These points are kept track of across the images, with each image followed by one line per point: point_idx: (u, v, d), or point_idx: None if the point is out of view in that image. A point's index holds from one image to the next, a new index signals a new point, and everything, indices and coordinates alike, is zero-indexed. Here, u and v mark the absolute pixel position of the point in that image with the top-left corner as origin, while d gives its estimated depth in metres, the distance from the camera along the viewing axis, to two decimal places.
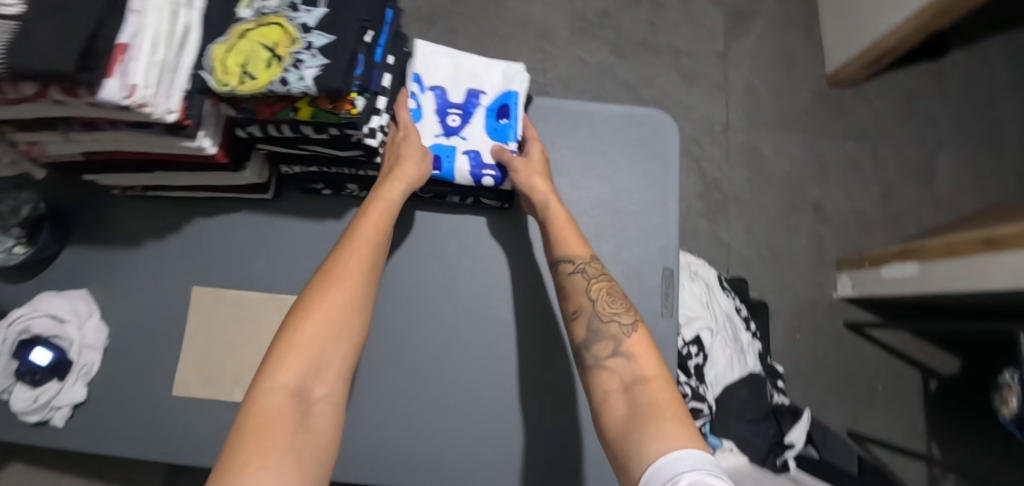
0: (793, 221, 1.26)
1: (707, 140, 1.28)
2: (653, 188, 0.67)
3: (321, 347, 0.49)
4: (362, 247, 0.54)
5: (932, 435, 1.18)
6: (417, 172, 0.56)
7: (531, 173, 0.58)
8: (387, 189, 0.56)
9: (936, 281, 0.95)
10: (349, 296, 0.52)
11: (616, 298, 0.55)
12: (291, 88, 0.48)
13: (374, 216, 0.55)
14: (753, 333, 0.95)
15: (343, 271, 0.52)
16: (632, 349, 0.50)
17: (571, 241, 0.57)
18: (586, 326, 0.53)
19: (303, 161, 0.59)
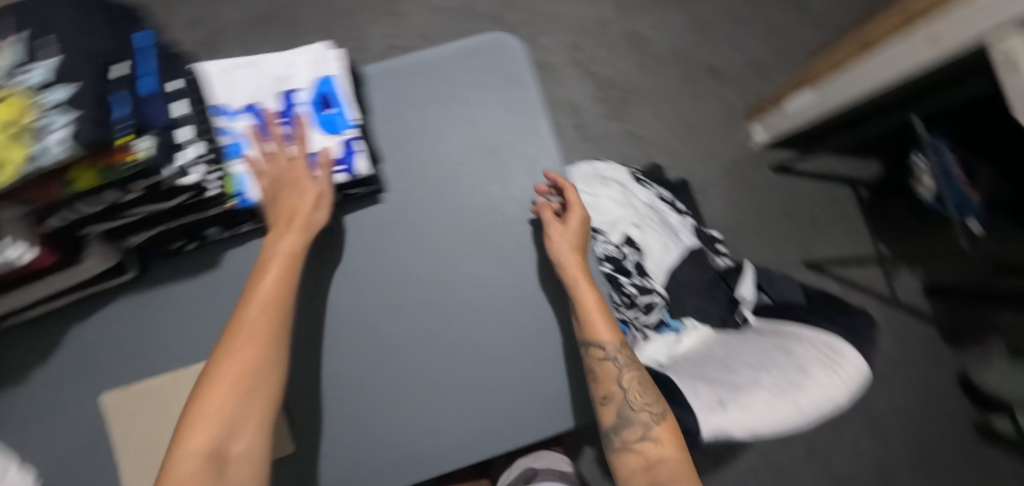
0: (695, 90, 1.29)
1: (588, 43, 1.27)
2: (517, 114, 0.59)
3: (230, 410, 0.42)
4: (263, 305, 0.45)
5: (876, 235, 1.29)
6: (316, 218, 0.49)
7: (563, 242, 0.55)
8: (280, 239, 0.47)
9: (833, 99, 1.03)
10: (254, 354, 0.44)
11: (646, 385, 0.55)
12: (44, 163, 0.33)
13: (271, 273, 0.46)
14: (683, 212, 0.88)
15: (248, 331, 0.44)
16: (660, 433, 0.53)
17: (601, 326, 0.54)
18: (616, 413, 0.54)
19: (136, 228, 0.49)
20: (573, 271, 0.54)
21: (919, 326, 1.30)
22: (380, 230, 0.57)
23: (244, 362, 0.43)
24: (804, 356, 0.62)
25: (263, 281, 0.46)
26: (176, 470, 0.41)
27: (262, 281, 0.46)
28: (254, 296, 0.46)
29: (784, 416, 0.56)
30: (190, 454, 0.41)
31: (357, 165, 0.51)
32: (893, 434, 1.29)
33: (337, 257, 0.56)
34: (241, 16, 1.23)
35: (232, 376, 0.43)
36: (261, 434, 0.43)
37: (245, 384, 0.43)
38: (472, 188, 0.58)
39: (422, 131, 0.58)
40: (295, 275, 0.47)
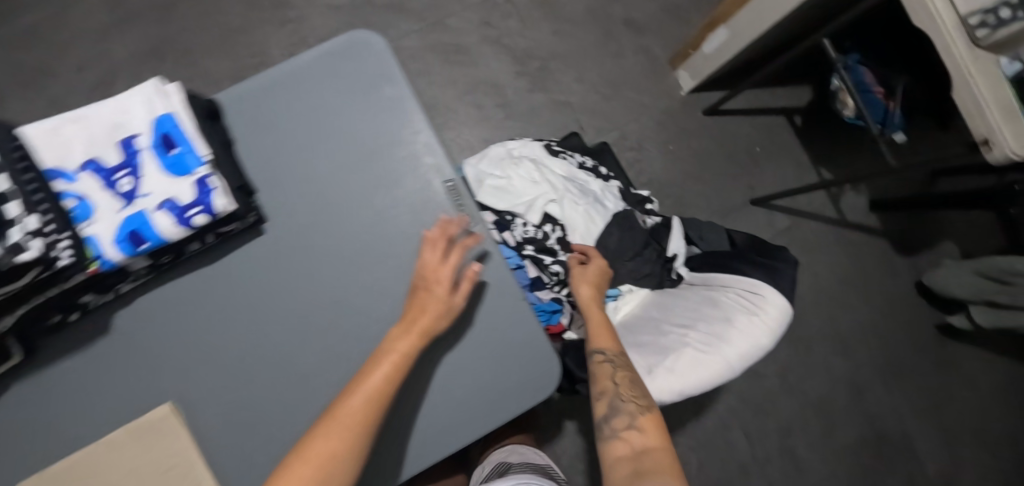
0: (614, 47, 1.25)
1: (497, 16, 1.22)
2: (389, 114, 0.57)
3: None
4: (368, 395, 0.47)
5: (818, 162, 1.28)
6: (435, 326, 0.51)
7: (580, 282, 0.66)
8: (400, 339, 0.50)
9: (745, 34, 1.01)
10: (348, 439, 0.46)
11: (637, 382, 0.56)
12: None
13: (385, 367, 0.49)
14: (606, 177, 0.86)
15: (346, 416, 0.46)
16: (645, 424, 0.52)
17: (602, 336, 0.61)
18: (606, 405, 0.55)
19: None
20: (589, 301, 0.64)
21: (870, 241, 1.32)
22: (270, 262, 0.55)
23: (336, 443, 0.45)
24: (728, 305, 0.61)
25: (374, 373, 0.48)
26: None
27: (372, 371, 0.49)
28: (361, 386, 0.48)
29: (708, 373, 0.55)
30: None
31: (215, 204, 0.47)
32: (860, 348, 1.33)
33: (235, 294, 0.55)
34: (129, 52, 1.16)
35: (323, 456, 0.45)
36: None
37: (328, 468, 0.44)
38: (355, 201, 0.56)
39: (292, 151, 0.55)
40: (400, 377, 0.49)
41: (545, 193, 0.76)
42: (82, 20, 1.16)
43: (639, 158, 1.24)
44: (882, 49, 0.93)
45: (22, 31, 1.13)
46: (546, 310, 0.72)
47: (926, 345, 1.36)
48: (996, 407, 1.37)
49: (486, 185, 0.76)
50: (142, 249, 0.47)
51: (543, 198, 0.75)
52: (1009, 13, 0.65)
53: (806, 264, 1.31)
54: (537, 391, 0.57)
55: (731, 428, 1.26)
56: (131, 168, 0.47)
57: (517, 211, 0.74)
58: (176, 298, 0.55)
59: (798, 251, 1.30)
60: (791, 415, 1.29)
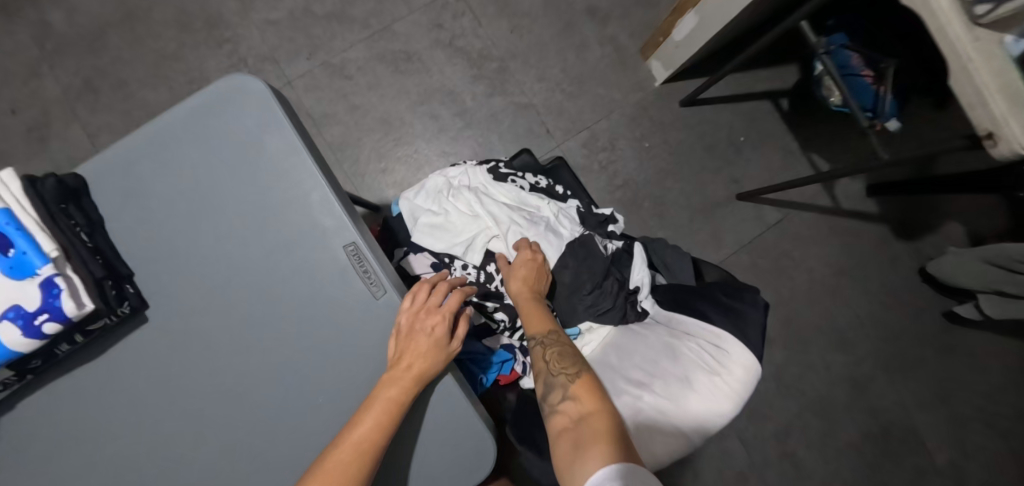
0: (578, 39, 1.15)
1: (448, 17, 1.13)
2: (276, 173, 0.49)
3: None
4: (357, 447, 0.42)
5: (808, 148, 1.18)
6: (427, 370, 0.46)
7: (509, 277, 0.63)
8: (391, 384, 0.45)
9: (716, 19, 0.91)
10: None
11: (570, 355, 0.53)
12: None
13: (372, 417, 0.44)
14: (563, 198, 0.78)
15: (334, 470, 0.41)
16: (578, 391, 0.49)
17: (532, 320, 0.58)
18: (542, 385, 0.52)
19: None
20: (520, 292, 0.61)
21: (867, 229, 1.24)
22: (149, 355, 0.48)
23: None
24: (685, 361, 0.53)
25: (364, 424, 0.43)
26: None
27: (363, 414, 0.44)
28: (350, 439, 0.43)
29: (664, 447, 0.49)
30: None
31: (65, 308, 0.41)
32: (860, 343, 1.25)
33: (116, 392, 0.48)
34: (61, 89, 1.08)
35: None
36: None
37: None
38: (243, 276, 0.49)
39: (168, 223, 0.49)
40: (394, 423, 0.44)
41: (487, 228, 0.69)
42: (8, 58, 1.08)
43: (612, 159, 1.15)
44: (866, 27, 0.83)
45: None
46: (496, 360, 0.65)
47: (932, 334, 1.27)
48: (1010, 393, 1.28)
49: (420, 224, 0.69)
50: None
51: (485, 234, 0.68)
52: None
53: (799, 258, 1.22)
54: (473, 469, 0.51)
55: (727, 437, 1.20)
56: None
57: (456, 252, 0.67)
58: (48, 407, 0.47)
59: (790, 245, 1.22)
60: (791, 417, 1.23)
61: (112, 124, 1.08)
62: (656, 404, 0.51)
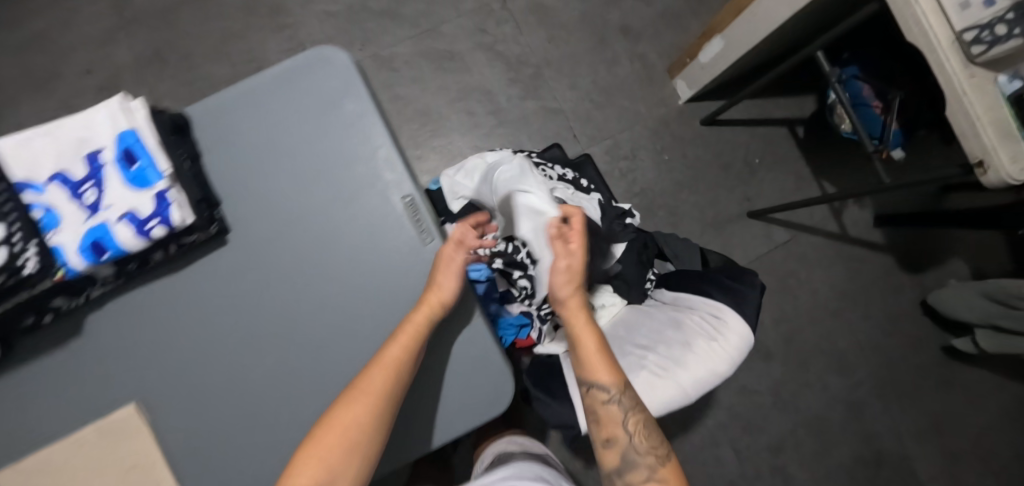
0: (609, 54, 1.24)
1: (491, 23, 1.22)
2: (352, 131, 0.58)
3: (339, 453, 0.49)
4: (393, 361, 0.51)
5: (819, 174, 1.25)
6: (444, 296, 0.53)
7: (563, 271, 0.57)
8: (418, 313, 0.52)
9: (741, 45, 0.99)
10: (378, 398, 0.50)
11: (651, 430, 0.54)
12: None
13: (404, 338, 0.52)
14: (587, 190, 0.85)
15: (374, 380, 0.51)
16: (666, 475, 0.53)
17: (600, 369, 0.55)
18: (620, 457, 0.54)
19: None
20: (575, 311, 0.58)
21: (872, 258, 1.29)
22: (222, 276, 0.57)
23: (357, 416, 0.50)
24: (688, 329, 0.60)
25: (392, 349, 0.52)
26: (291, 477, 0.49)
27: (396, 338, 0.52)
28: (386, 357, 0.51)
29: (664, 397, 0.55)
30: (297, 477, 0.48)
31: (173, 216, 0.49)
32: (858, 367, 1.29)
33: (198, 302, 0.57)
34: (133, 57, 1.19)
35: (359, 413, 0.50)
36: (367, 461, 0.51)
37: (361, 420, 0.50)
38: (310, 216, 0.57)
39: (252, 163, 0.57)
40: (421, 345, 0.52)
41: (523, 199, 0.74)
42: (88, 24, 1.19)
43: (631, 168, 1.23)
44: (880, 61, 0.90)
45: (32, 35, 1.18)
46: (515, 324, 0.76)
47: (929, 366, 1.31)
48: (1003, 433, 1.31)
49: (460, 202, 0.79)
50: (103, 259, 0.49)
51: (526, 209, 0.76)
52: (1005, 30, 0.63)
53: (804, 278, 1.27)
54: (491, 405, 0.57)
55: (720, 445, 1.23)
56: (96, 180, 0.49)
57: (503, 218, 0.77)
58: (137, 307, 0.57)
59: (796, 266, 1.27)
60: (784, 432, 1.26)
61: (176, 92, 1.19)
62: (662, 363, 0.58)
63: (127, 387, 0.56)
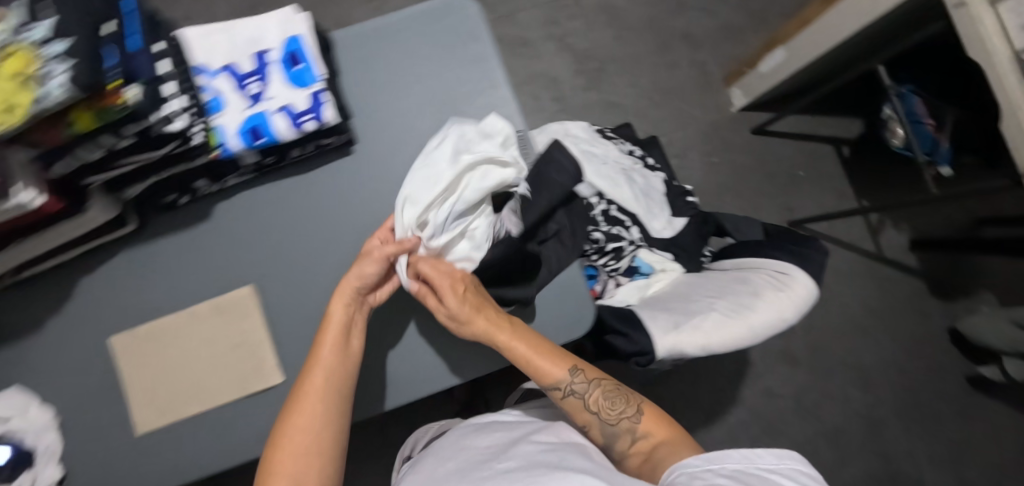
0: (671, 58, 1.31)
1: (563, 17, 1.30)
2: (474, 68, 0.65)
3: (323, 446, 0.55)
4: (329, 356, 0.55)
5: (860, 193, 1.30)
6: (356, 284, 0.57)
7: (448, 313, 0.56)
8: (335, 310, 0.56)
9: (804, 56, 1.06)
10: (328, 388, 0.55)
11: (614, 398, 0.63)
12: (47, 104, 0.39)
13: (331, 335, 0.56)
14: (651, 167, 0.92)
15: (315, 382, 0.55)
16: (647, 427, 0.61)
17: (549, 375, 0.60)
18: (601, 433, 0.62)
19: (145, 173, 0.54)
20: (501, 334, 0.57)
21: (904, 280, 1.32)
22: (343, 181, 0.63)
23: (312, 418, 0.54)
24: (758, 282, 0.65)
25: (323, 352, 0.55)
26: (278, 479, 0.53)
27: (320, 344, 0.56)
28: (319, 355, 0.55)
29: (737, 337, 0.60)
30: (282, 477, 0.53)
31: (325, 114, 0.55)
32: (883, 385, 1.30)
33: (318, 204, 0.63)
34: (231, 10, 1.28)
35: (317, 408, 0.54)
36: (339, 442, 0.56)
37: (320, 410, 0.55)
38: (429, 137, 0.64)
39: (385, 86, 0.64)
40: (347, 338, 0.57)
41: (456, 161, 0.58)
42: None
43: (680, 166, 1.29)
44: (936, 82, 0.97)
45: None
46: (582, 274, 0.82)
47: (954, 396, 1.31)
48: None
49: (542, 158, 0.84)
50: (257, 144, 0.54)
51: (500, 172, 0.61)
52: None
53: (835, 291, 1.31)
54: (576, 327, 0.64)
55: (740, 443, 1.25)
56: (260, 75, 0.56)
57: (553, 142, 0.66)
58: (265, 199, 0.63)
59: (828, 278, 1.31)
60: (803, 440, 1.27)
61: None
62: (736, 308, 0.62)
63: (248, 273, 0.63)
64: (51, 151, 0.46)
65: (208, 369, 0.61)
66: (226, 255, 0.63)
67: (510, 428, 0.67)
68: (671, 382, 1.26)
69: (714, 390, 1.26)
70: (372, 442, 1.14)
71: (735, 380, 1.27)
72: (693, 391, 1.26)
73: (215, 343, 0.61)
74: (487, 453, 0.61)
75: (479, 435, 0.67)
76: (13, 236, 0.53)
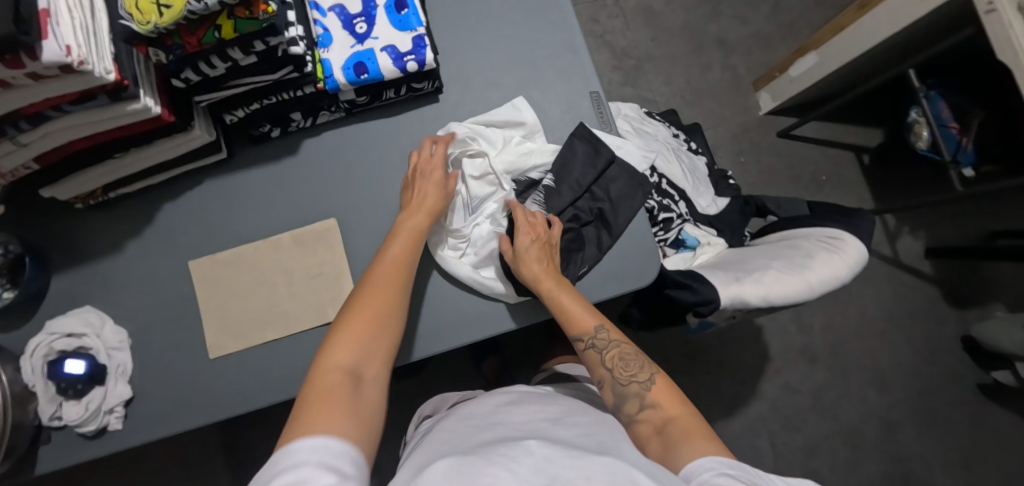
0: (704, 60, 1.37)
1: (603, 16, 1.36)
2: (556, 31, 0.69)
3: (375, 342, 0.49)
4: (400, 259, 0.54)
5: (880, 198, 1.35)
6: (437, 205, 0.58)
7: (525, 261, 0.58)
8: (409, 219, 0.57)
9: (836, 59, 1.12)
10: (395, 289, 0.52)
11: (630, 359, 0.56)
12: (208, 3, 0.42)
13: (403, 240, 0.56)
14: (695, 150, 0.97)
15: (386, 279, 0.53)
16: (656, 398, 0.52)
17: (578, 320, 0.57)
18: (612, 392, 0.55)
19: (252, 97, 0.58)
20: (547, 281, 0.57)
21: (919, 285, 1.37)
22: (427, 126, 0.67)
23: (377, 312, 0.50)
24: (809, 246, 0.69)
25: (394, 254, 0.55)
26: (320, 377, 0.45)
27: (388, 248, 0.55)
28: (390, 256, 0.54)
29: (792, 290, 0.64)
30: (333, 369, 0.46)
31: (427, 56, 0.58)
32: (898, 387, 1.33)
33: (402, 146, 0.66)
34: None
35: (381, 304, 0.51)
36: (390, 355, 0.50)
37: (383, 311, 0.51)
38: (510, 92, 0.68)
39: (470, 43, 0.69)
40: (416, 247, 0.56)
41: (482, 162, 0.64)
42: None
43: None
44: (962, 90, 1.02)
45: None
46: None
47: (966, 402, 1.33)
48: None
49: None
50: (362, 78, 0.58)
51: (528, 161, 0.65)
52: None
53: (853, 292, 1.35)
54: (640, 277, 0.64)
55: (759, 436, 1.27)
56: (367, 17, 0.60)
57: (587, 122, 0.68)
58: (352, 138, 0.66)
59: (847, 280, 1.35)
60: (820, 437, 1.29)
61: None
62: (792, 266, 0.66)
63: (328, 207, 0.65)
64: (183, 57, 0.48)
65: (285, 296, 0.63)
66: (309, 190, 0.65)
67: (546, 402, 0.57)
68: (694, 372, 1.28)
69: (736, 382, 1.29)
70: (400, 414, 1.14)
71: (755, 373, 1.30)
72: (716, 382, 1.28)
73: (293, 272, 0.63)
74: (521, 423, 0.50)
75: (500, 402, 0.57)
76: (119, 146, 0.55)
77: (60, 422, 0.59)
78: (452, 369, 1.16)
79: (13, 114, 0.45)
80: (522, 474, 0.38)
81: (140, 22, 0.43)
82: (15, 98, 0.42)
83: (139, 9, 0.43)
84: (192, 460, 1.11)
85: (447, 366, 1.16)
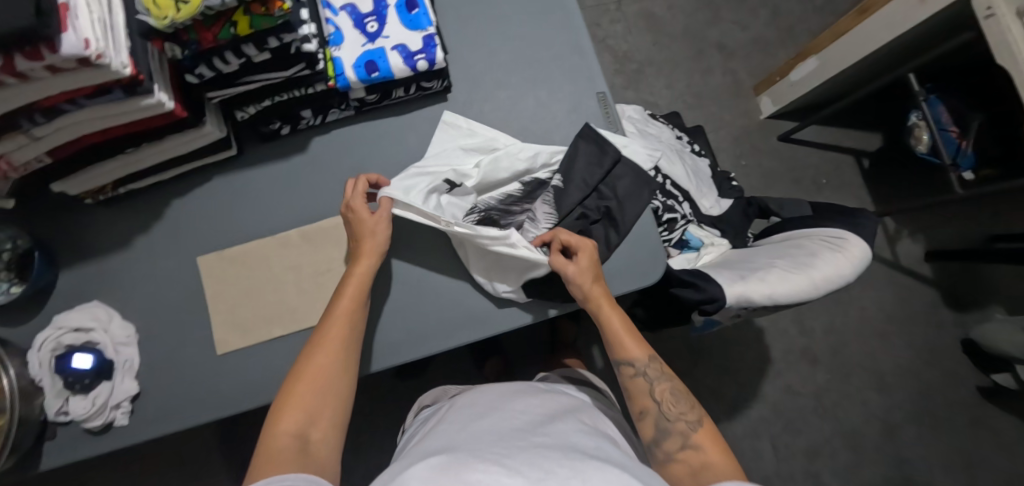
0: (704, 64, 1.39)
1: (605, 20, 1.38)
2: (562, 33, 0.70)
3: (322, 401, 0.51)
4: (348, 311, 0.55)
5: (880, 202, 1.36)
6: (378, 243, 0.58)
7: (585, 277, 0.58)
8: (356, 265, 0.57)
9: (835, 64, 1.13)
10: (339, 346, 0.53)
11: (680, 396, 0.57)
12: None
13: (352, 288, 0.56)
14: (697, 152, 0.97)
15: (332, 334, 0.53)
16: (701, 440, 0.53)
17: (628, 345, 0.59)
18: (654, 426, 0.55)
19: (262, 94, 0.58)
20: (602, 302, 0.58)
21: (919, 288, 1.37)
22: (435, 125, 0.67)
23: (325, 371, 0.52)
24: (812, 245, 0.70)
25: (341, 303, 0.55)
26: (271, 442, 0.47)
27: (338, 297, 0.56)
28: (337, 308, 0.55)
29: (798, 290, 0.64)
30: (281, 433, 0.48)
31: (437, 55, 0.59)
32: (899, 389, 1.33)
33: (411, 145, 0.67)
34: None
35: (329, 362, 0.52)
36: (338, 413, 0.52)
37: (329, 370, 0.52)
38: (518, 93, 0.69)
39: (478, 44, 0.70)
40: (364, 296, 0.57)
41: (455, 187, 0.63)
42: None
43: None
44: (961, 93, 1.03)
45: None
46: None
47: (967, 404, 1.33)
48: None
49: None
50: (373, 76, 0.58)
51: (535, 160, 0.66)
52: None
53: (853, 295, 1.36)
54: (647, 275, 0.65)
55: (760, 438, 1.27)
56: (378, 16, 0.61)
57: (593, 122, 0.68)
58: (360, 137, 0.67)
59: None
60: (821, 439, 1.29)
61: None
62: (797, 265, 0.66)
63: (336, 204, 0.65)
64: (198, 53, 0.49)
65: (293, 292, 0.63)
66: (318, 187, 0.66)
67: (547, 396, 0.57)
68: (696, 374, 1.28)
69: (737, 384, 1.29)
70: (403, 414, 1.14)
71: (757, 375, 1.30)
72: (717, 383, 1.28)
73: (298, 268, 0.63)
74: (517, 417, 0.50)
75: (494, 391, 0.57)
76: (131, 141, 0.56)
77: (66, 417, 0.59)
78: (454, 370, 1.16)
79: (28, 107, 0.45)
80: (516, 469, 0.38)
81: (157, 19, 0.43)
82: (32, 91, 0.43)
83: (156, 6, 0.43)
84: (193, 461, 1.10)
85: (449, 366, 1.16)
